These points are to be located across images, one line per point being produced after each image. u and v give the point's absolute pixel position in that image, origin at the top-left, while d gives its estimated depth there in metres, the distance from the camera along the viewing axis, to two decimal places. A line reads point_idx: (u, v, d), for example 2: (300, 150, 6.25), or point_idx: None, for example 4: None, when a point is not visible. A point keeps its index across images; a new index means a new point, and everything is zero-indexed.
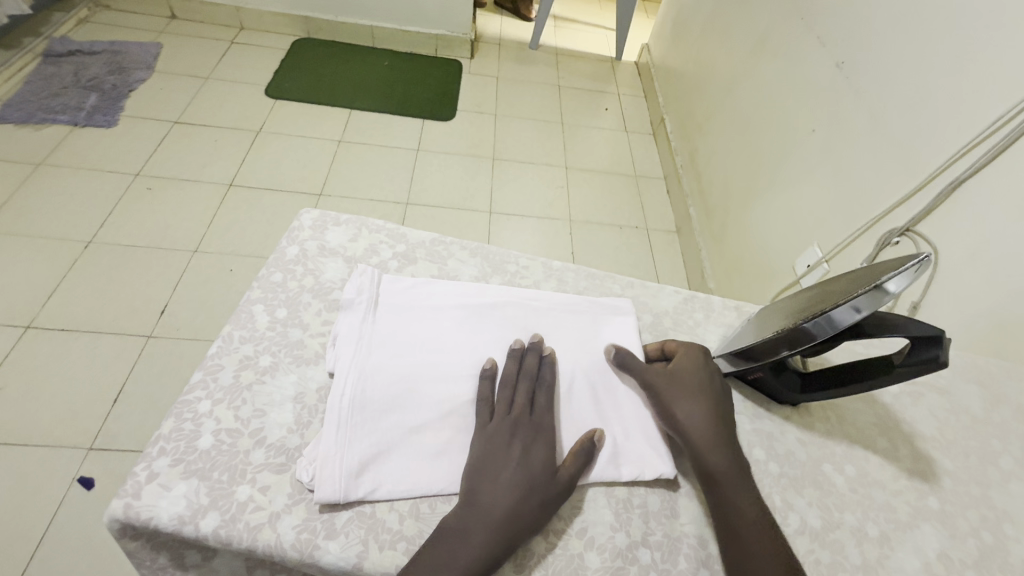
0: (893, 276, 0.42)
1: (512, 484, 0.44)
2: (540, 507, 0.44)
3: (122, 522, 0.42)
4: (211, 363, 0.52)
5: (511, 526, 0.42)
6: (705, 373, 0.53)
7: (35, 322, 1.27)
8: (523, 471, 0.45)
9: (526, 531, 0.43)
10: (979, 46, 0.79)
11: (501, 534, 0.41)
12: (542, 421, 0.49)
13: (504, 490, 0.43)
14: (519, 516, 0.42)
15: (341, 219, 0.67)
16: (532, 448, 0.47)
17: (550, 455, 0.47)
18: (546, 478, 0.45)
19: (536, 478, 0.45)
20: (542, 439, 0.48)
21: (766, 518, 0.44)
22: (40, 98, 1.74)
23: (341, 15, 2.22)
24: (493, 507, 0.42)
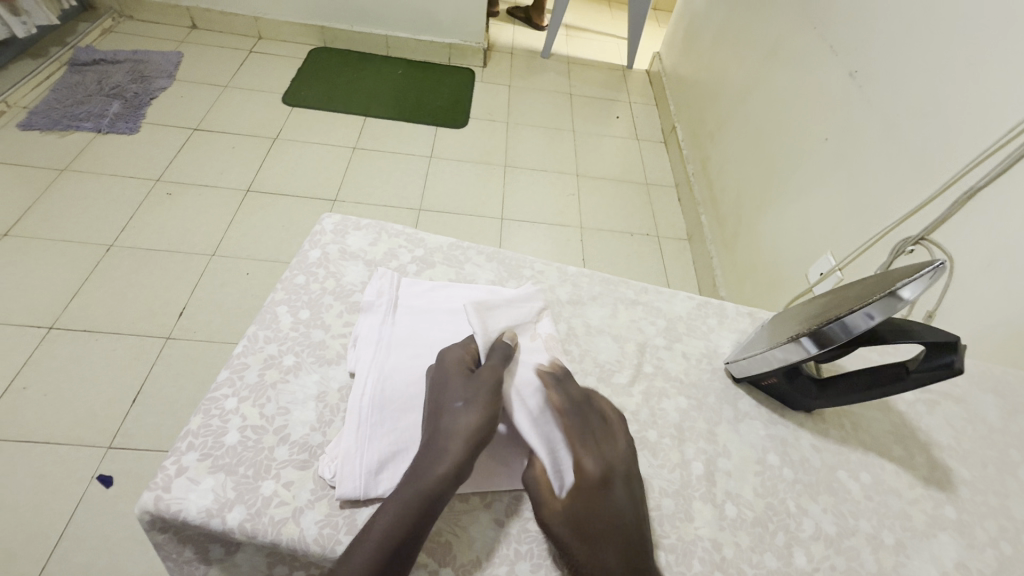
0: (906, 283, 0.43)
1: (437, 408, 0.46)
2: (467, 408, 0.46)
3: (152, 514, 0.43)
4: (237, 361, 0.53)
5: (448, 442, 0.44)
6: (610, 504, 0.43)
7: (57, 324, 1.30)
8: (447, 391, 0.47)
9: (464, 442, 0.44)
10: (994, 57, 0.79)
11: (443, 456, 0.43)
12: (443, 353, 0.51)
13: (434, 416, 0.46)
14: (454, 433, 0.44)
15: (361, 224, 0.69)
16: (444, 369, 0.49)
17: (464, 367, 0.49)
18: (464, 385, 0.47)
19: (453, 387, 0.47)
20: (455, 358, 0.50)
21: None
22: (65, 106, 1.80)
23: (357, 24, 2.26)
24: (433, 431, 0.45)
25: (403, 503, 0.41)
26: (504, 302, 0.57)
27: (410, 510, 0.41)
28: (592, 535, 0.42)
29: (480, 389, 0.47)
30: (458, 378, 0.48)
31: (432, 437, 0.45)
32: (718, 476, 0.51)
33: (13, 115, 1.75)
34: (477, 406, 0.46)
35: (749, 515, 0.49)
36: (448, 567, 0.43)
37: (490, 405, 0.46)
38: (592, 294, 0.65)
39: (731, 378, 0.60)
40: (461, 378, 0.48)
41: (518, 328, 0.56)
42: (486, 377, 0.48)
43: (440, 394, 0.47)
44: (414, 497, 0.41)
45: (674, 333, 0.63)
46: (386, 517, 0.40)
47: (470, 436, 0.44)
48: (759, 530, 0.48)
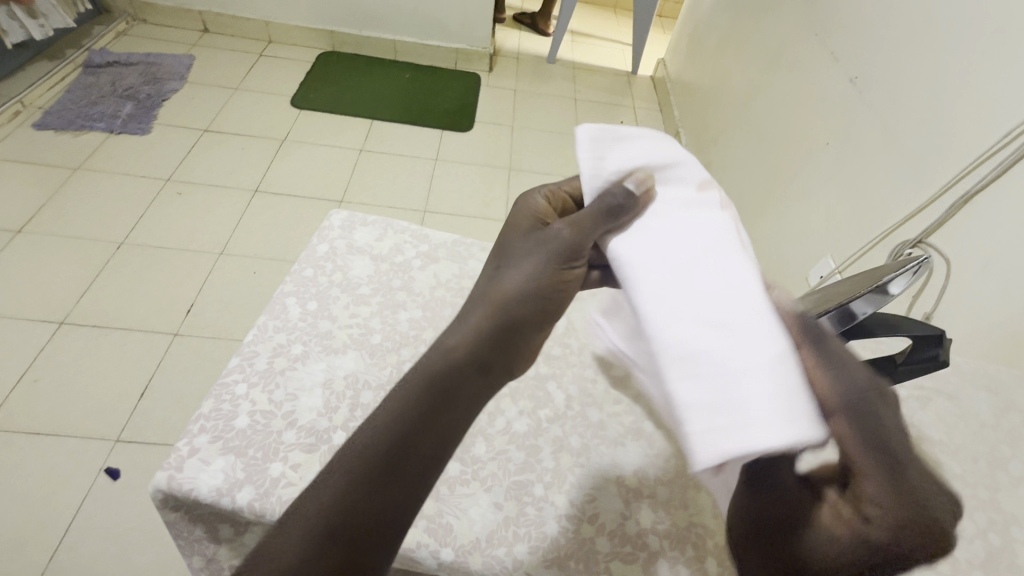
0: (895, 277, 0.45)
1: (488, 271, 0.41)
2: (513, 272, 0.39)
3: (165, 492, 0.45)
4: (247, 349, 0.55)
5: (472, 316, 0.38)
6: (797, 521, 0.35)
7: (68, 319, 1.33)
8: (507, 257, 0.41)
9: (481, 323, 0.37)
10: (987, 65, 0.81)
11: (450, 339, 0.37)
12: (526, 198, 0.45)
13: (482, 278, 0.41)
14: (478, 309, 0.38)
15: (367, 220, 0.71)
16: (514, 220, 0.44)
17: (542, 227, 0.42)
18: (525, 244, 0.41)
19: (511, 245, 0.41)
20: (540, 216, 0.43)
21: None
22: (79, 107, 1.84)
23: (365, 29, 2.30)
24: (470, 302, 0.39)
25: (402, 396, 0.35)
26: (640, 139, 0.44)
27: (409, 400, 0.35)
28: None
29: (546, 249, 0.39)
30: (525, 236, 0.42)
31: (464, 311, 0.39)
32: None
33: (28, 115, 1.79)
34: (518, 276, 0.38)
35: None
36: (449, 547, 0.45)
37: (545, 269, 0.39)
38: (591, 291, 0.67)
39: None
40: (529, 235, 0.41)
41: (661, 174, 0.42)
42: (556, 236, 0.40)
43: (497, 261, 0.41)
44: (418, 384, 0.35)
45: None
46: (380, 418, 0.35)
47: (495, 314, 0.37)
48: None
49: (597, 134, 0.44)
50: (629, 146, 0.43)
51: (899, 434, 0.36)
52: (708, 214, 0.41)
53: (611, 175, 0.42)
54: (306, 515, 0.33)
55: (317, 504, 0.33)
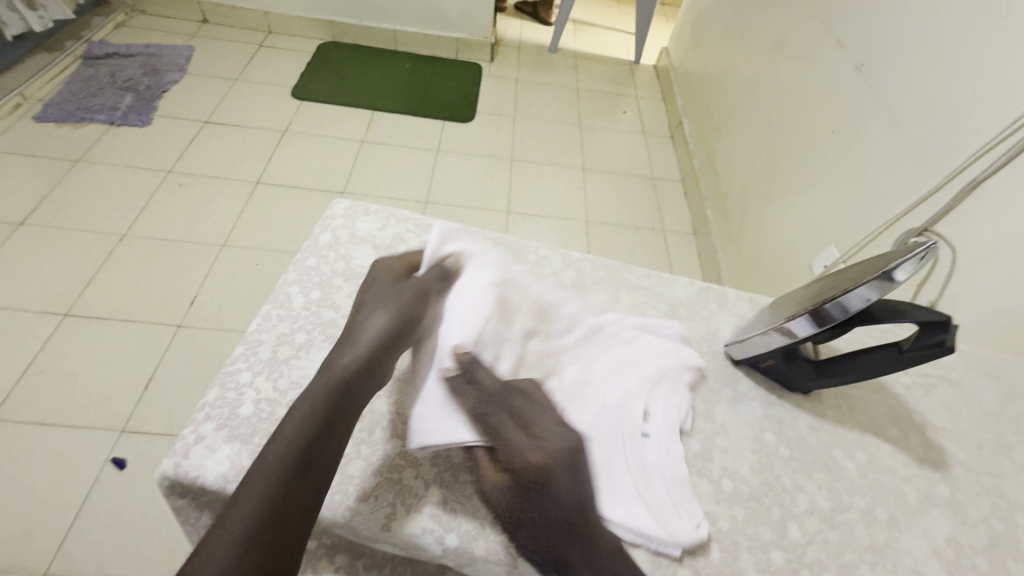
0: (900, 264, 0.44)
1: (355, 314, 0.51)
2: (373, 317, 0.50)
3: (172, 479, 0.45)
4: (251, 338, 0.55)
5: (358, 342, 0.48)
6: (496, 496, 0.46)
7: (72, 311, 1.34)
8: (361, 306, 0.53)
9: (357, 349, 0.47)
10: (994, 51, 0.80)
11: (339, 361, 0.46)
12: (379, 263, 0.57)
13: (353, 317, 0.51)
14: (352, 342, 0.48)
15: (370, 209, 0.70)
16: (374, 278, 0.55)
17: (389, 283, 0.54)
18: (381, 295, 0.52)
19: (373, 295, 0.53)
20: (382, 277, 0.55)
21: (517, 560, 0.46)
22: (79, 99, 1.83)
23: (366, 19, 2.28)
24: (345, 336, 0.49)
25: (317, 396, 0.43)
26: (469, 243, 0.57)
27: (323, 399, 0.43)
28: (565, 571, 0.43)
29: (389, 298, 0.52)
30: (375, 288, 0.54)
31: (341, 347, 0.48)
32: (715, 452, 0.53)
33: (29, 107, 1.79)
34: (378, 316, 0.50)
35: (744, 490, 0.50)
36: (453, 533, 0.45)
37: (391, 310, 0.50)
38: (594, 278, 0.67)
39: (731, 360, 0.61)
40: (378, 287, 0.54)
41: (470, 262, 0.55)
42: (396, 290, 0.53)
43: (359, 309, 0.53)
44: (328, 388, 0.44)
45: (675, 316, 0.65)
46: (300, 410, 0.42)
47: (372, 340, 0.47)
48: (753, 505, 0.49)
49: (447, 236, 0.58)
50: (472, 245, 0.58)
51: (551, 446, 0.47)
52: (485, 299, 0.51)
53: (441, 253, 0.56)
54: (248, 492, 0.38)
55: (255, 476, 0.38)
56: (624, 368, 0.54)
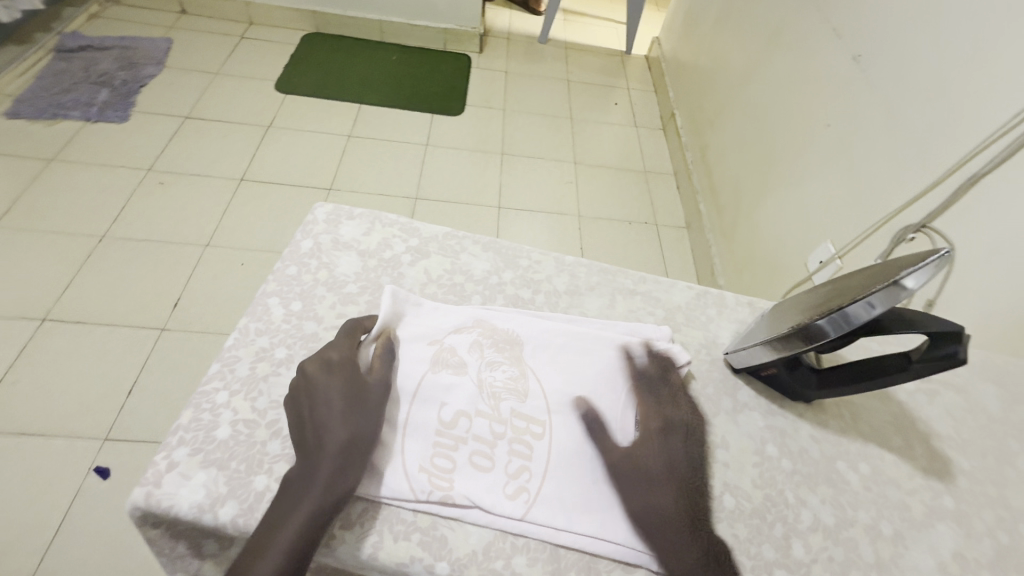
0: (911, 272, 0.42)
1: (322, 412, 0.45)
2: (346, 421, 0.45)
3: (143, 510, 0.43)
4: (228, 354, 0.52)
5: (342, 454, 0.44)
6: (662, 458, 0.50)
7: (49, 316, 1.29)
8: (303, 396, 0.47)
9: (334, 463, 0.43)
10: (995, 43, 0.78)
11: (317, 476, 0.42)
12: (323, 351, 0.50)
13: (319, 420, 0.45)
14: (316, 452, 0.44)
15: (354, 213, 0.67)
16: (321, 369, 0.48)
17: (354, 374, 0.49)
18: (350, 393, 0.47)
19: (336, 391, 0.47)
20: (341, 363, 0.49)
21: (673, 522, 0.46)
22: (52, 94, 1.76)
23: (350, 9, 2.22)
24: (320, 442, 0.44)
25: (307, 515, 0.41)
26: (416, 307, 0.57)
27: (314, 521, 0.41)
28: (669, 545, 0.45)
29: (342, 389, 0.47)
30: (314, 370, 0.48)
31: (306, 451, 0.44)
32: (716, 467, 0.51)
33: None
34: (339, 423, 0.45)
35: (747, 506, 0.49)
36: (444, 560, 0.43)
37: (355, 409, 0.46)
38: (589, 284, 0.65)
39: (730, 368, 0.59)
40: (318, 370, 0.48)
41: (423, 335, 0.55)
42: (346, 377, 0.48)
43: (307, 402, 0.46)
44: (318, 511, 0.41)
45: (673, 323, 0.63)
46: (289, 531, 0.40)
47: (344, 450, 0.44)
48: (757, 521, 0.48)
49: (395, 298, 0.57)
50: (416, 307, 0.57)
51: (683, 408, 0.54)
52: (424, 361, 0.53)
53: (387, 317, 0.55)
54: None
55: None
56: (603, 382, 0.54)
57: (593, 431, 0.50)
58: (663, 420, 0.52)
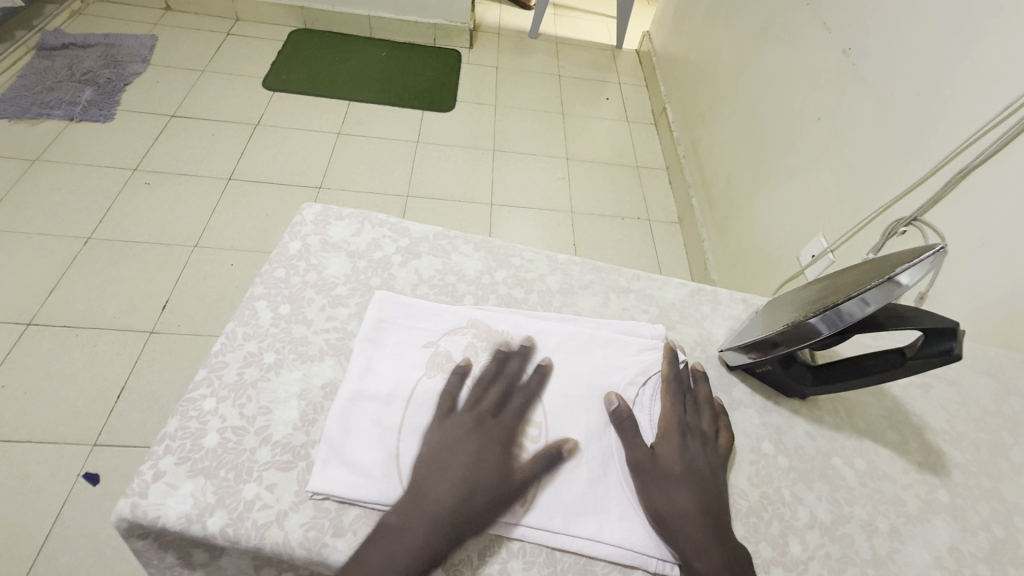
0: (906, 268, 0.42)
1: (445, 475, 0.45)
2: (457, 489, 0.44)
3: (129, 521, 0.41)
4: (215, 359, 0.51)
5: (439, 520, 0.43)
6: (684, 458, 0.48)
7: (35, 320, 1.27)
8: (434, 460, 0.45)
9: (437, 531, 0.42)
10: (986, 34, 0.78)
11: (411, 532, 0.42)
12: (470, 409, 0.49)
13: (437, 480, 0.44)
14: (422, 510, 0.43)
15: (343, 213, 0.66)
16: (463, 428, 0.47)
17: (504, 456, 0.47)
18: (489, 469, 0.45)
19: (462, 455, 0.46)
20: (497, 441, 0.47)
21: (698, 521, 0.44)
22: (34, 93, 1.72)
23: (338, 5, 2.19)
24: (423, 503, 0.43)
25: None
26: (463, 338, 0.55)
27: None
28: (691, 546, 0.43)
29: (482, 467, 0.45)
30: (463, 431, 0.47)
31: (406, 505, 0.43)
32: None
33: None
34: (459, 490, 0.44)
35: (744, 504, 0.49)
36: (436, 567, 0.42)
37: (475, 488, 0.44)
38: (583, 283, 0.64)
39: (725, 365, 0.59)
40: (469, 432, 0.47)
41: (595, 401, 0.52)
42: (490, 453, 0.46)
43: (438, 463, 0.45)
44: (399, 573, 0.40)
45: (668, 321, 0.62)
46: None
47: (444, 518, 0.43)
48: (754, 520, 0.48)
49: (390, 299, 0.58)
50: (403, 307, 0.57)
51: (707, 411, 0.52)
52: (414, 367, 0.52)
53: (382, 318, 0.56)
54: None
55: None
56: (595, 378, 0.53)
57: (621, 431, 0.49)
58: (685, 419, 0.50)
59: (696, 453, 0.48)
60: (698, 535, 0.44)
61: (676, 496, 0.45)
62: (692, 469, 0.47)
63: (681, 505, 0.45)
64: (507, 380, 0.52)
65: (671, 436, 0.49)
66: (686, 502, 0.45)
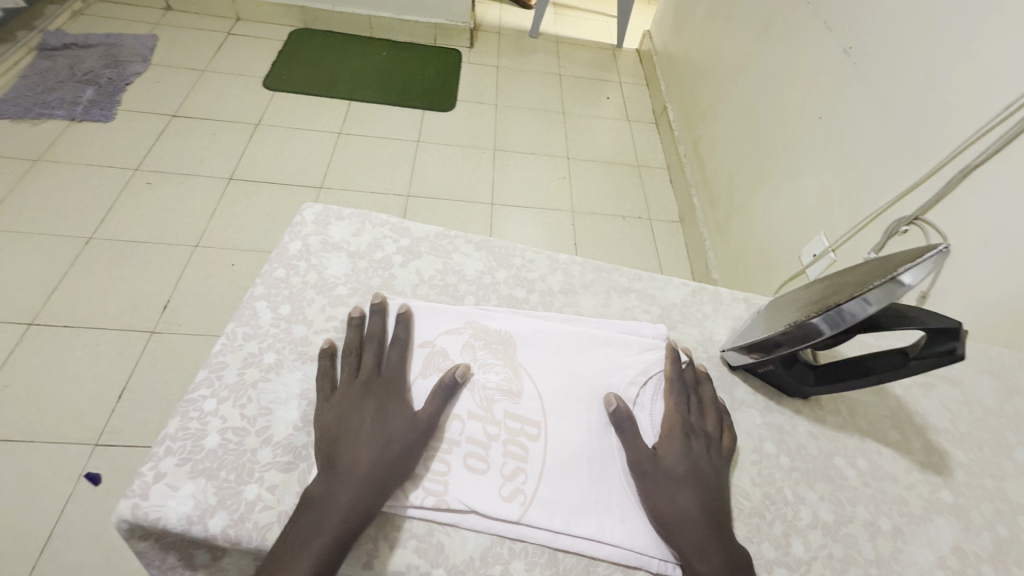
0: (908, 268, 0.41)
1: (348, 439, 0.45)
2: (366, 446, 0.44)
3: (130, 522, 0.41)
4: (216, 360, 0.51)
5: (358, 480, 0.43)
6: (688, 460, 0.47)
7: (37, 320, 1.27)
8: (336, 423, 0.46)
9: (360, 489, 0.42)
10: (987, 32, 0.78)
11: (338, 495, 0.42)
12: (349, 376, 0.49)
13: (341, 444, 0.44)
14: (342, 473, 0.43)
15: (343, 213, 0.66)
16: (349, 395, 0.48)
17: (401, 409, 0.47)
18: (387, 422, 0.46)
19: (358, 418, 0.46)
20: (387, 397, 0.48)
21: (700, 522, 0.44)
22: (35, 93, 1.72)
23: (339, 5, 2.19)
24: (338, 467, 0.43)
25: (328, 540, 0.40)
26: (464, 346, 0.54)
27: (332, 544, 0.40)
28: (693, 549, 0.43)
29: (386, 421, 0.46)
30: (354, 396, 0.48)
31: (324, 475, 0.43)
32: None
33: None
34: (368, 447, 0.44)
35: (746, 505, 0.48)
36: (440, 567, 0.42)
37: (389, 440, 0.45)
38: (584, 283, 0.64)
39: (727, 366, 0.59)
40: (360, 396, 0.48)
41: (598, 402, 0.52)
42: (390, 407, 0.47)
43: (338, 429, 0.45)
44: (337, 536, 0.40)
45: (669, 321, 0.62)
46: (306, 555, 0.39)
47: (367, 474, 0.43)
48: (756, 520, 0.48)
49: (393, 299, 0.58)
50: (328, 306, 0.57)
51: (710, 412, 0.52)
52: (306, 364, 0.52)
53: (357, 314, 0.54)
54: None
55: None
56: (596, 379, 0.53)
57: (621, 431, 0.49)
58: (689, 420, 0.50)
59: (700, 455, 0.48)
60: (701, 537, 0.43)
61: (678, 497, 0.45)
62: (695, 470, 0.47)
63: (684, 506, 0.45)
64: (376, 339, 0.52)
65: (674, 437, 0.49)
66: (689, 504, 0.45)
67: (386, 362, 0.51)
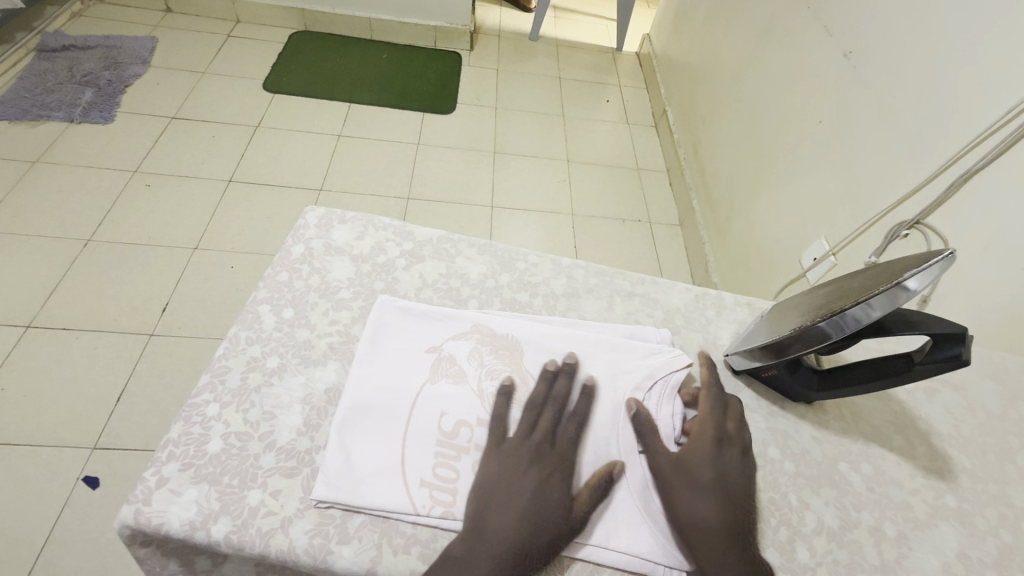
0: (914, 273, 0.41)
1: (504, 509, 0.44)
2: (516, 524, 0.43)
3: (132, 528, 0.41)
4: (218, 364, 0.51)
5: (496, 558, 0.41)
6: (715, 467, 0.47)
7: (35, 322, 1.26)
8: (497, 491, 0.44)
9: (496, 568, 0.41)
10: (988, 35, 0.78)
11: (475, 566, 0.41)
12: (523, 436, 0.48)
13: (492, 511, 0.44)
14: (488, 542, 0.42)
15: (346, 217, 0.66)
16: (519, 458, 0.46)
17: (563, 492, 0.45)
18: (546, 508, 0.44)
19: (519, 488, 0.45)
20: (556, 473, 0.46)
21: (719, 532, 0.44)
22: (34, 94, 1.72)
23: (339, 7, 2.19)
24: (483, 535, 0.42)
25: None
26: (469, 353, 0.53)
27: None
28: (710, 559, 0.43)
29: (544, 499, 0.44)
30: (523, 462, 0.46)
31: (469, 536, 0.42)
32: None
33: None
34: (517, 526, 0.43)
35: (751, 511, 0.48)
36: None
37: (542, 521, 0.43)
38: (588, 287, 0.64)
39: (731, 370, 0.59)
40: (529, 464, 0.46)
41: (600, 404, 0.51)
42: (553, 484, 0.45)
43: (496, 495, 0.44)
44: None
45: (672, 326, 0.62)
46: None
47: (506, 556, 0.42)
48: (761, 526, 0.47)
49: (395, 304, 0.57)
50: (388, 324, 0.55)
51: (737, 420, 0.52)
52: (461, 398, 0.50)
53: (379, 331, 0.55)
54: None
55: None
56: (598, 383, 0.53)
57: (642, 437, 0.49)
58: (718, 427, 0.50)
59: (728, 463, 0.48)
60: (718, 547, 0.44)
61: (694, 505, 0.45)
62: (717, 479, 0.47)
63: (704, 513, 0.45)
64: (557, 401, 0.51)
65: (701, 445, 0.49)
66: (709, 513, 0.45)
67: (564, 432, 0.49)
